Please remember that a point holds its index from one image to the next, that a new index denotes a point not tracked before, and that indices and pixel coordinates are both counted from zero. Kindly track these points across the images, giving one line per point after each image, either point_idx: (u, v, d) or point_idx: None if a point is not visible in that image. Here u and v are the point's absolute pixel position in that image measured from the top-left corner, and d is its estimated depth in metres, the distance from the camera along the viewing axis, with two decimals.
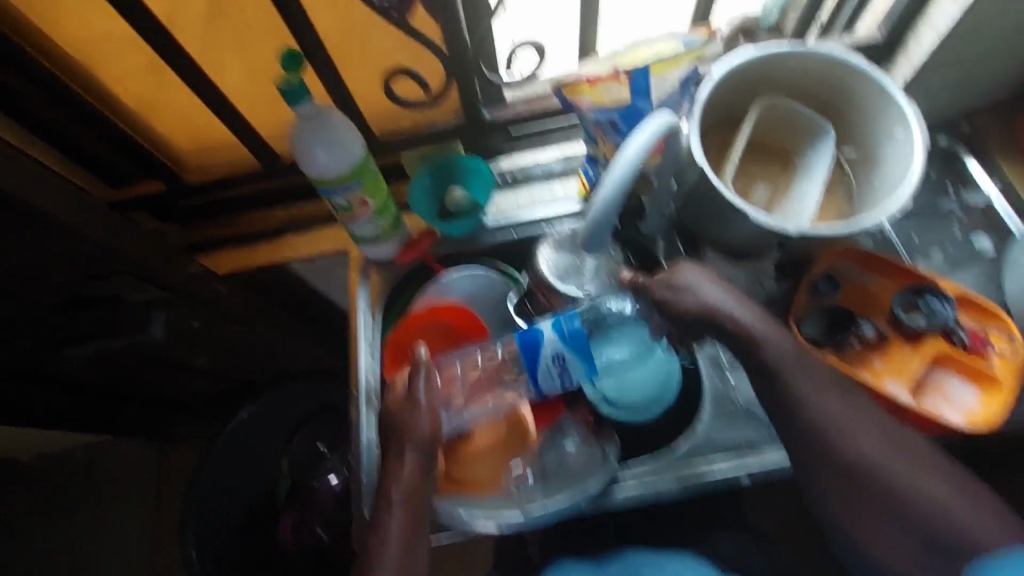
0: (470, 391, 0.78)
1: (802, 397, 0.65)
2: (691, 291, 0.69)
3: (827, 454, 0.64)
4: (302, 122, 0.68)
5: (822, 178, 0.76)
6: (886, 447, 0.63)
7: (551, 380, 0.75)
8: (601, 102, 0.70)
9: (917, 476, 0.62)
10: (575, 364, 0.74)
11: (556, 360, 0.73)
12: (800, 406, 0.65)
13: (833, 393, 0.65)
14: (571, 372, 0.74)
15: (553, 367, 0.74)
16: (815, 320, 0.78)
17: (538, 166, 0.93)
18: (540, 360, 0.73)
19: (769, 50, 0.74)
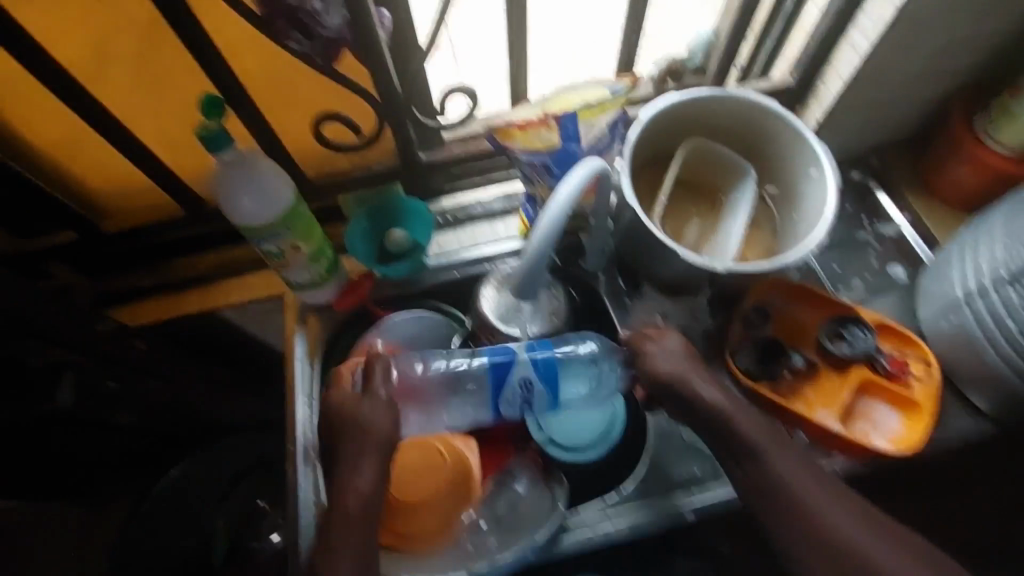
0: (422, 401, 0.71)
1: (738, 436, 0.64)
2: (666, 350, 0.68)
3: (763, 493, 0.63)
4: (225, 168, 0.65)
5: (746, 216, 0.79)
6: (811, 479, 0.63)
7: (511, 403, 0.70)
8: (533, 147, 0.70)
9: (837, 504, 0.62)
10: (541, 392, 0.70)
11: (524, 382, 0.68)
12: (732, 445, 0.64)
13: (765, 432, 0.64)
14: (535, 401, 0.71)
15: (519, 389, 0.69)
16: (748, 351, 0.80)
17: (478, 205, 0.93)
18: (505, 383, 0.68)
19: (690, 95, 0.78)
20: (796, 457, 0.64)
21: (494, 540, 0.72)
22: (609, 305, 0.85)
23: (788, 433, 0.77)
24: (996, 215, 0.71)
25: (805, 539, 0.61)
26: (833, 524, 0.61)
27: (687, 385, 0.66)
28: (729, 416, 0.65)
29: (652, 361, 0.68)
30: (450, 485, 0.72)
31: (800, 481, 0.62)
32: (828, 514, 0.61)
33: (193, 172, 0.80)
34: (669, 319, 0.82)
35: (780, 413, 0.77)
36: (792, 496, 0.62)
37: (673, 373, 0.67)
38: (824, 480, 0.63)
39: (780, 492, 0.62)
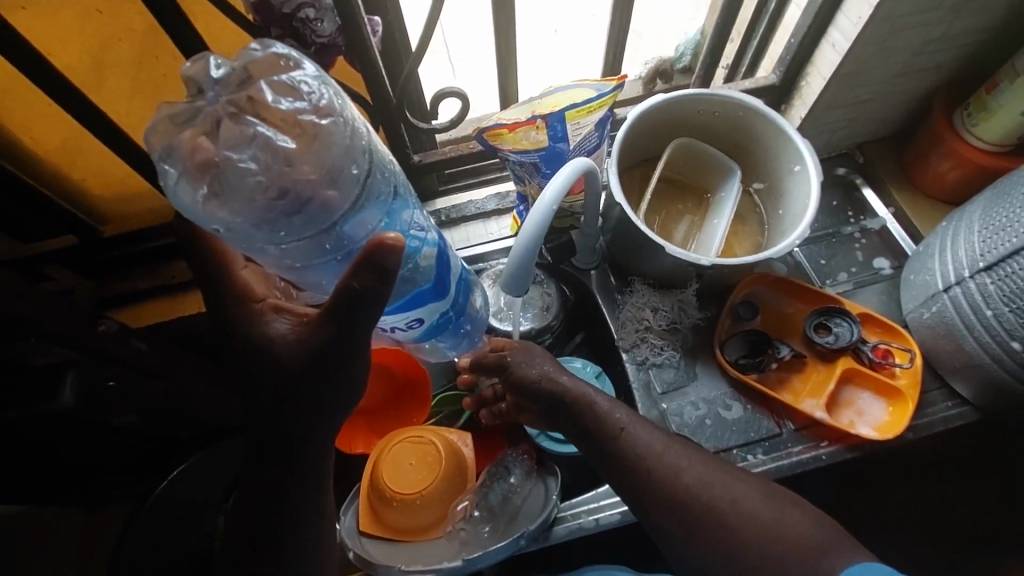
0: (266, 168, 0.46)
1: (639, 448, 0.62)
2: (530, 357, 0.68)
3: (682, 516, 0.59)
4: None
5: (730, 212, 0.82)
6: (720, 485, 0.60)
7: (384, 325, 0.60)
8: (522, 146, 0.72)
9: (758, 504, 0.59)
10: (422, 331, 0.64)
11: (414, 320, 0.60)
12: (634, 460, 0.61)
13: (668, 448, 0.62)
14: (404, 333, 0.63)
15: (407, 321, 0.60)
16: (736, 344, 0.82)
17: (472, 205, 0.95)
18: (418, 302, 0.58)
19: (676, 96, 0.80)
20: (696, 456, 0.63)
21: (488, 530, 0.72)
22: (600, 301, 0.87)
23: (776, 423, 0.78)
24: (974, 206, 0.73)
25: (661, 504, 0.60)
26: (687, 487, 0.59)
27: (557, 393, 0.66)
28: (622, 430, 0.62)
29: (520, 369, 0.67)
30: (447, 473, 0.74)
31: (649, 444, 0.62)
32: (680, 478, 0.60)
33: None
34: (659, 314, 0.83)
35: (767, 403, 0.79)
36: (646, 462, 0.61)
37: (541, 377, 0.66)
38: (727, 470, 0.62)
39: (631, 458, 0.61)
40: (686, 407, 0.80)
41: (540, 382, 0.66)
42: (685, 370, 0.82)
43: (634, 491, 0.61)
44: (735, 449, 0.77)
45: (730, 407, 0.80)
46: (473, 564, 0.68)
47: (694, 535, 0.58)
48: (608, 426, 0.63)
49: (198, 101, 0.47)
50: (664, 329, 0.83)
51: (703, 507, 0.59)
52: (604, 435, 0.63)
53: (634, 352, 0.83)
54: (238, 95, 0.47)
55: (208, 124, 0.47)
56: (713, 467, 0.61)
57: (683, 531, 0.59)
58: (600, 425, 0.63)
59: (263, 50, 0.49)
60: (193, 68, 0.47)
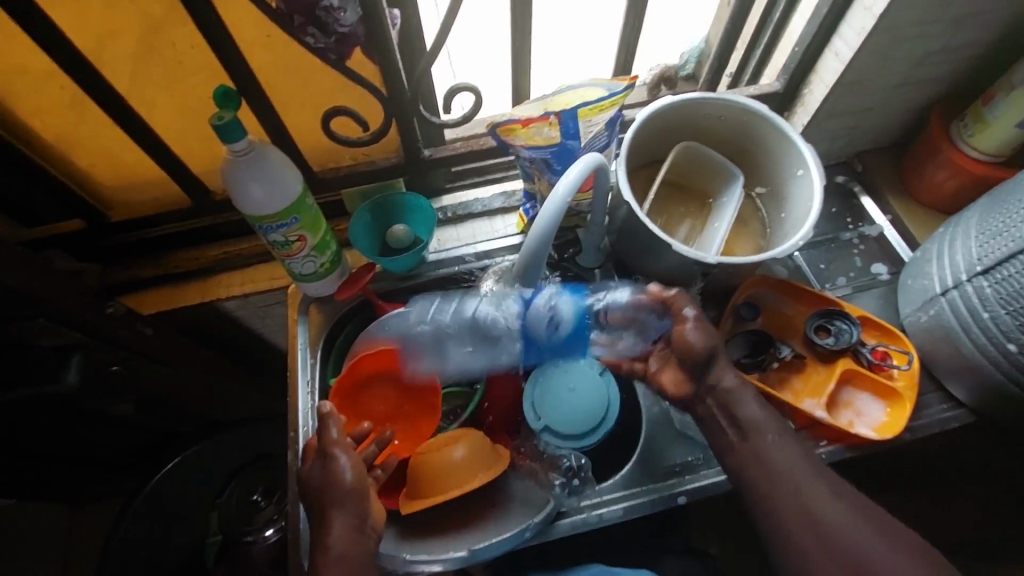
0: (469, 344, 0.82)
1: None
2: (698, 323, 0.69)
3: (812, 536, 0.59)
4: (234, 159, 0.67)
5: (730, 216, 0.83)
6: (855, 522, 0.59)
7: (539, 324, 0.74)
8: (534, 142, 0.72)
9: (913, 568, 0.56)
10: (566, 315, 0.75)
11: (550, 303, 0.74)
12: None
13: (819, 474, 0.63)
14: (562, 324, 0.75)
15: (545, 310, 0.74)
16: (739, 343, 0.83)
17: (478, 203, 0.97)
18: (536, 305, 0.73)
19: (683, 99, 0.82)
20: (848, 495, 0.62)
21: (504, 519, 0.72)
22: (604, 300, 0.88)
23: None
24: (971, 212, 0.75)
25: (795, 519, 0.60)
26: (829, 512, 0.60)
27: (712, 364, 0.69)
28: (768, 439, 0.65)
29: (684, 335, 0.69)
30: (474, 457, 0.73)
31: (790, 463, 0.63)
32: (823, 505, 0.60)
33: (205, 165, 0.84)
34: None
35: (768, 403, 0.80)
36: (784, 480, 0.62)
37: (710, 347, 0.68)
38: (854, 501, 0.61)
39: (771, 466, 0.63)
40: None
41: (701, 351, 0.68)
42: None
43: (770, 506, 0.62)
44: None
45: None
46: (478, 556, 0.68)
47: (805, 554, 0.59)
48: (761, 430, 0.65)
49: (257, 196, 0.69)
50: None
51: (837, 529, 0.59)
52: (747, 439, 0.65)
53: None
54: (290, 184, 0.71)
55: (279, 206, 0.71)
56: (857, 502, 0.61)
57: (811, 551, 0.59)
58: (734, 428, 0.66)
59: (244, 144, 0.66)
60: (233, 169, 0.67)
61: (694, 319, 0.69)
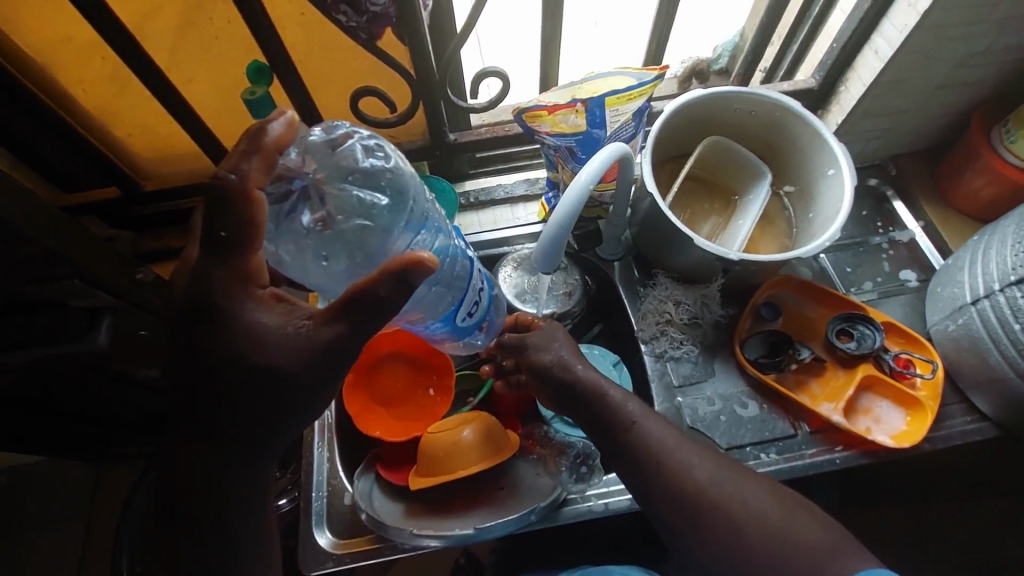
0: (335, 243, 0.59)
1: (645, 449, 0.63)
2: (550, 342, 0.71)
3: (686, 511, 0.60)
4: None
5: (756, 214, 0.82)
6: (729, 487, 0.61)
7: (467, 304, 0.63)
8: (560, 130, 0.71)
9: (772, 512, 0.59)
10: (481, 309, 0.66)
11: (479, 284, 0.65)
12: (647, 453, 0.63)
13: (684, 444, 0.63)
14: (473, 312, 0.65)
15: (473, 294, 0.63)
16: (757, 343, 0.82)
17: (500, 189, 0.98)
18: (471, 283, 0.63)
19: (714, 92, 0.80)
20: (716, 457, 0.64)
21: (510, 502, 0.73)
22: (622, 292, 0.88)
23: (791, 425, 0.78)
24: (1008, 221, 0.73)
25: (667, 494, 0.61)
26: (697, 485, 0.61)
27: (564, 368, 0.69)
28: (634, 425, 0.64)
29: (538, 353, 0.71)
30: (479, 440, 0.74)
31: (661, 439, 0.63)
32: (689, 473, 0.61)
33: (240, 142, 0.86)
34: (681, 307, 0.83)
35: (784, 404, 0.79)
36: (657, 458, 0.62)
37: (556, 359, 0.70)
38: (726, 463, 0.63)
39: (649, 451, 0.63)
40: (702, 402, 0.80)
41: (555, 366, 0.69)
42: (703, 366, 0.82)
43: (653, 492, 0.62)
44: (749, 447, 0.77)
45: (746, 405, 0.79)
46: (484, 533, 0.68)
47: (694, 532, 0.60)
48: (622, 417, 0.65)
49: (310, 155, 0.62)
50: (685, 323, 0.83)
51: (718, 498, 0.60)
52: (629, 432, 0.64)
53: (653, 344, 0.83)
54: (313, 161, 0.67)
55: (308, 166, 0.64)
56: (725, 465, 0.63)
57: (689, 525, 0.60)
58: (619, 422, 0.65)
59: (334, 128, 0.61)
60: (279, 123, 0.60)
61: (563, 341, 0.72)
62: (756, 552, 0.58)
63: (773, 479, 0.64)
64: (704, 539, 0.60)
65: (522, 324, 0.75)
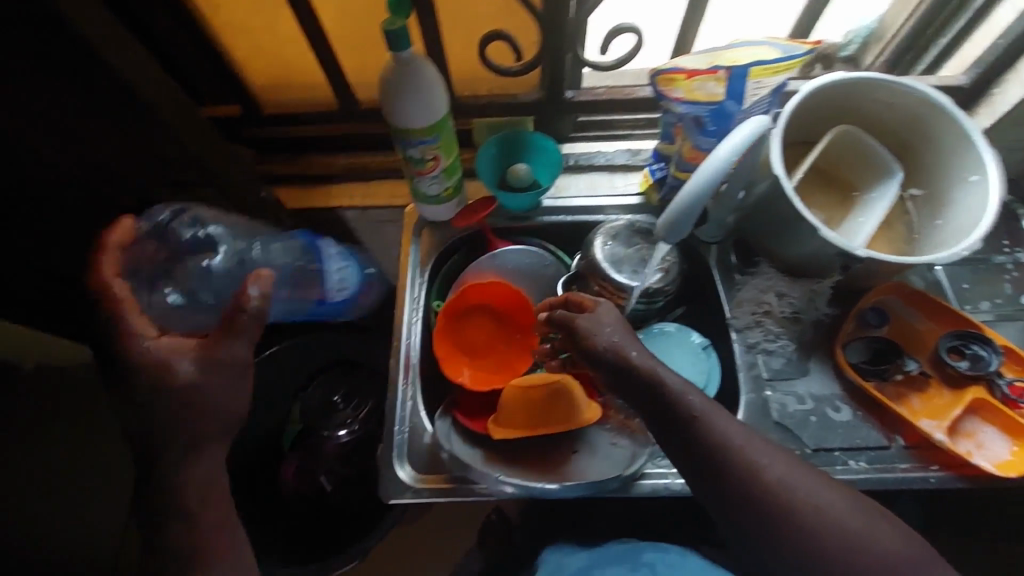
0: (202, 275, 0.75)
1: (710, 445, 0.59)
2: (602, 325, 0.68)
3: (755, 513, 0.57)
4: (395, 68, 0.68)
5: (879, 213, 0.77)
6: (801, 490, 0.58)
7: (333, 287, 0.91)
8: (694, 97, 0.68)
9: (850, 521, 0.57)
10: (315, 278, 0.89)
11: (336, 267, 0.91)
12: (711, 449, 0.59)
13: (751, 442, 0.60)
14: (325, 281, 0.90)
15: (334, 275, 0.91)
16: (860, 348, 0.79)
17: (601, 155, 0.95)
18: (331, 266, 0.91)
19: (857, 78, 0.75)
20: (784, 457, 0.60)
21: (587, 467, 0.74)
22: (716, 279, 0.85)
23: (885, 436, 0.75)
24: None
25: (733, 494, 0.58)
26: (767, 486, 0.58)
27: (617, 351, 0.66)
28: (695, 418, 0.60)
29: (591, 337, 0.67)
30: (561, 403, 0.77)
31: (727, 435, 0.60)
32: (758, 472, 0.58)
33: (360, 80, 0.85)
34: (785, 300, 0.81)
35: (880, 414, 0.76)
36: (722, 453, 0.59)
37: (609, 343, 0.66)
38: (793, 464, 0.60)
39: (715, 446, 0.59)
40: (793, 399, 0.77)
41: (608, 350, 0.66)
42: (797, 363, 0.79)
43: (722, 494, 0.59)
44: (837, 451, 0.74)
45: (839, 409, 0.76)
46: (565, 492, 0.70)
47: (767, 540, 0.57)
48: (682, 409, 0.61)
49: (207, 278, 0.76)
50: (784, 317, 0.81)
51: (798, 505, 0.57)
52: (693, 425, 0.60)
53: (745, 333, 0.81)
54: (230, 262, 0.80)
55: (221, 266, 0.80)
56: (795, 468, 0.59)
57: (755, 527, 0.57)
58: (680, 413, 0.61)
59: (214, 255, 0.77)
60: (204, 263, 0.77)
61: (612, 324, 0.68)
62: (833, 562, 0.55)
63: (846, 485, 0.61)
64: (772, 544, 0.57)
65: (576, 305, 0.73)
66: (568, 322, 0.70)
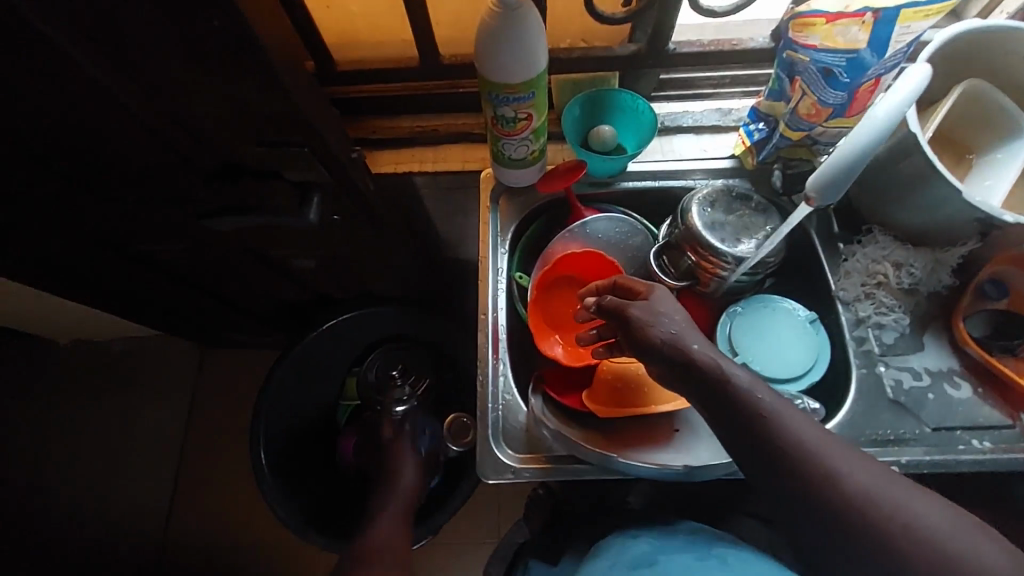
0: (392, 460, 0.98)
1: (786, 452, 0.53)
2: (658, 313, 0.60)
3: (840, 528, 0.51)
4: (501, 13, 0.62)
5: (1011, 175, 0.71)
6: (890, 505, 0.51)
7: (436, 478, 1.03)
8: (834, 43, 0.62)
9: (951, 542, 0.49)
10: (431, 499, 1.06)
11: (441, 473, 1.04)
12: (784, 456, 0.53)
13: (833, 448, 0.53)
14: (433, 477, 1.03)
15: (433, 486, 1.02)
16: (978, 322, 0.74)
17: (687, 116, 0.88)
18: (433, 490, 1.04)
19: (998, 25, 0.68)
20: (869, 465, 0.53)
21: (698, 445, 0.68)
22: (819, 247, 0.79)
23: (1010, 415, 0.70)
24: None
25: (814, 506, 0.52)
26: (851, 498, 0.51)
27: (678, 345, 0.57)
28: (765, 419, 0.53)
29: (646, 327, 0.59)
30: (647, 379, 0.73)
31: (802, 440, 0.53)
32: (841, 483, 0.51)
33: (444, 35, 0.77)
34: (902, 270, 0.74)
35: (1003, 391, 0.71)
36: (798, 460, 0.53)
37: (668, 335, 0.58)
38: (883, 474, 0.52)
39: (790, 452, 0.53)
40: (908, 375, 0.73)
41: (666, 344, 0.58)
42: (912, 337, 0.75)
43: (810, 515, 0.52)
44: (959, 431, 0.70)
45: (958, 386, 0.72)
46: (695, 475, 0.64)
47: (864, 566, 0.51)
48: (752, 411, 0.54)
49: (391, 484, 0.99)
50: (901, 288, 0.75)
51: (900, 531, 0.50)
52: (767, 428, 0.53)
53: (854, 306, 0.76)
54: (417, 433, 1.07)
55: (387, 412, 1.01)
56: (883, 477, 0.52)
57: (840, 543, 0.51)
58: (750, 416, 0.54)
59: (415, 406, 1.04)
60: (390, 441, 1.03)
61: (672, 315, 0.59)
62: None
63: (943, 498, 0.52)
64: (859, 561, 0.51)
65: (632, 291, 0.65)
66: (621, 312, 0.62)
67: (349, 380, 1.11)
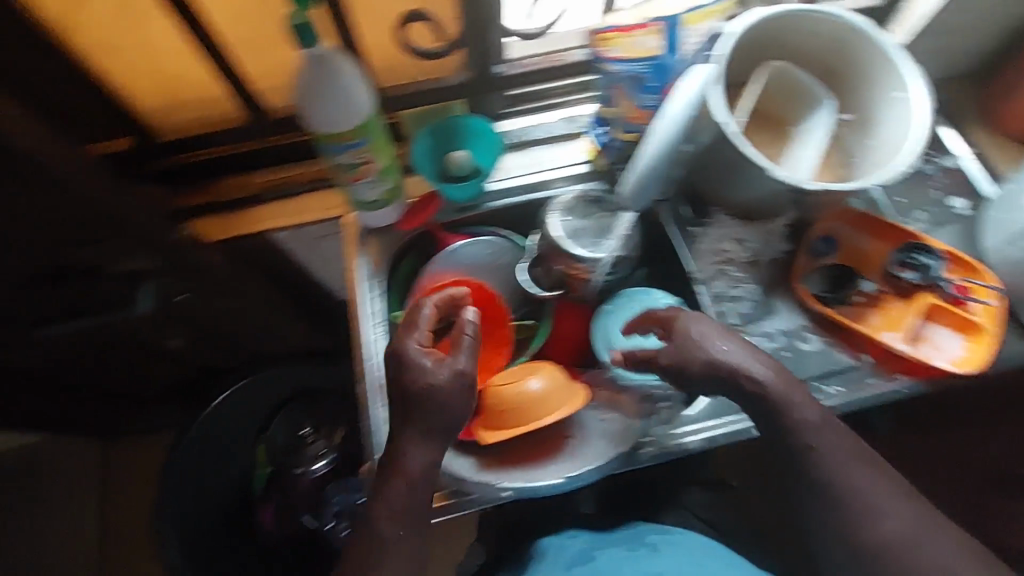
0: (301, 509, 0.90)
1: (785, 425, 0.64)
2: (709, 336, 0.67)
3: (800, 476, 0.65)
4: (308, 63, 0.64)
5: (818, 143, 0.79)
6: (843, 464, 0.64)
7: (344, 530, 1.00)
8: (631, 53, 0.71)
9: (868, 486, 0.63)
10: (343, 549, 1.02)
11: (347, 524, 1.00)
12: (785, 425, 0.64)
13: (832, 428, 0.65)
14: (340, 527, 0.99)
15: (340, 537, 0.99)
16: (817, 278, 0.82)
17: (539, 129, 0.90)
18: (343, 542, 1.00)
19: (778, 12, 0.75)
20: (855, 446, 0.65)
21: (585, 447, 0.73)
22: (672, 234, 0.83)
23: (853, 357, 0.78)
24: None
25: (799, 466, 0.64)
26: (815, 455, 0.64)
27: (704, 350, 0.66)
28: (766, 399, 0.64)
29: (694, 344, 0.67)
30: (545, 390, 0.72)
31: (810, 420, 0.64)
32: (816, 445, 0.64)
33: (269, 87, 0.78)
34: (743, 245, 0.82)
35: (846, 337, 0.79)
36: (788, 431, 0.64)
37: (703, 347, 0.67)
38: (856, 447, 0.65)
39: (790, 426, 0.64)
40: (764, 338, 0.80)
41: (700, 355, 0.66)
42: (761, 304, 0.82)
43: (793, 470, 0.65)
44: (814, 380, 0.77)
45: (807, 340, 0.80)
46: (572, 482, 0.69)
47: (794, 504, 0.67)
48: (754, 389, 0.65)
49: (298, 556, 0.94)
50: (745, 261, 0.83)
51: (835, 484, 0.63)
52: (781, 406, 0.64)
53: (710, 284, 0.82)
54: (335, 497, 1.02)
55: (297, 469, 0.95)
56: (851, 444, 0.65)
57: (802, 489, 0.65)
58: (768, 401, 0.65)
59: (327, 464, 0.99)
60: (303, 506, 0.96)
61: (710, 335, 0.67)
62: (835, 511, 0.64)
63: (882, 459, 0.66)
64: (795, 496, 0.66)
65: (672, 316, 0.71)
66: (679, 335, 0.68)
67: (258, 449, 1.04)
